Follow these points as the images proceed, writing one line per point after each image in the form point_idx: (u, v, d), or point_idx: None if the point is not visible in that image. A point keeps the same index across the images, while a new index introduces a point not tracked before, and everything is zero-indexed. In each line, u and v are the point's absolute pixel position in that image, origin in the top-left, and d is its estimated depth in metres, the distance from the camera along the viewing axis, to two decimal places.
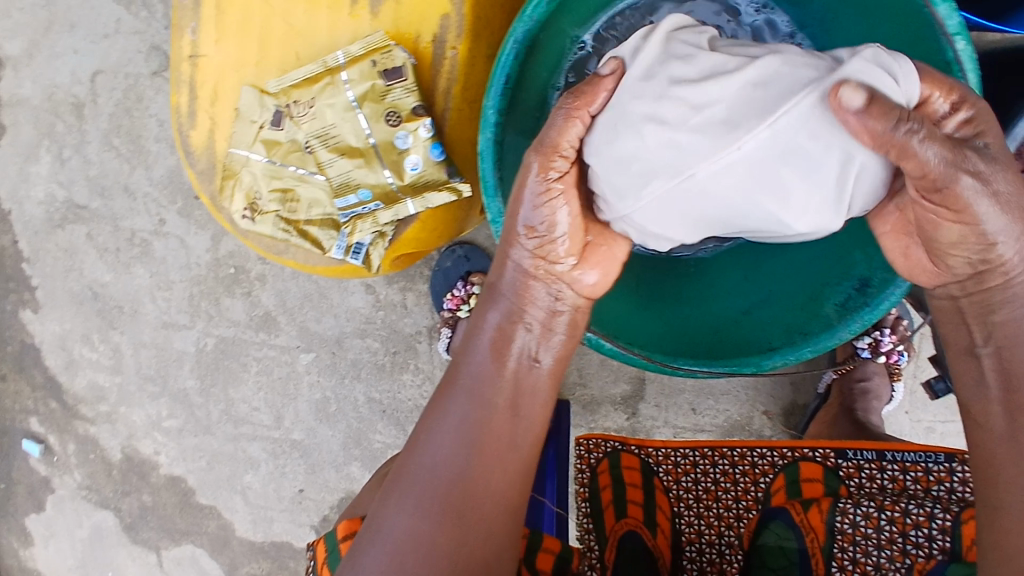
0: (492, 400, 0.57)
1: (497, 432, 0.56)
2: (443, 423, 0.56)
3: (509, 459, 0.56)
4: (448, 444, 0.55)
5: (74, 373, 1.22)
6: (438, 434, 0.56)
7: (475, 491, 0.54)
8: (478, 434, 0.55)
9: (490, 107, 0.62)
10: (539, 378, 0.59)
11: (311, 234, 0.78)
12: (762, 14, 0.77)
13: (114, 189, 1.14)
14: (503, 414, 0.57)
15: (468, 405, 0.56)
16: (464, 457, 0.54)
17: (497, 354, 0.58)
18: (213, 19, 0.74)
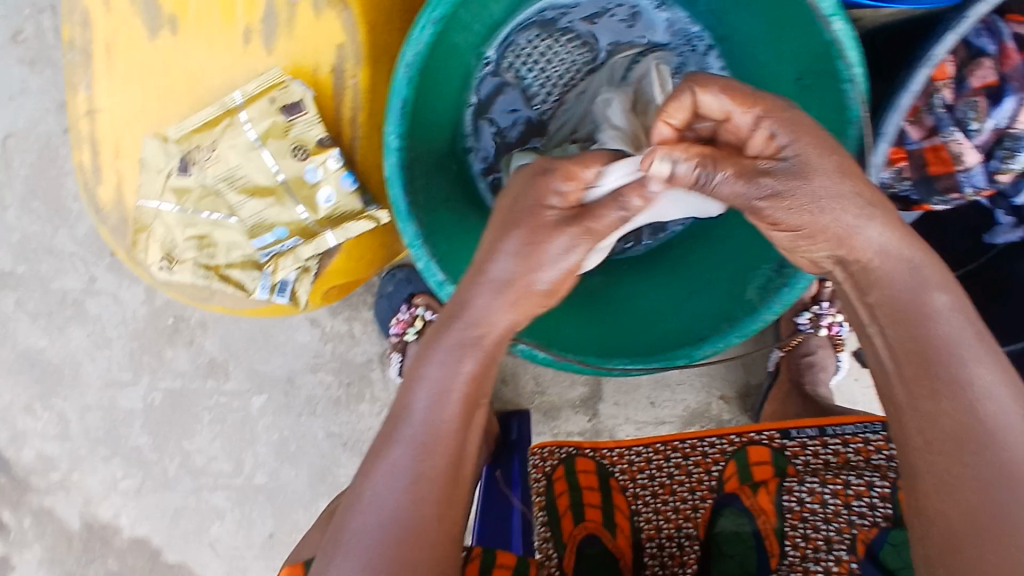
0: (443, 446, 0.50)
1: (449, 482, 0.50)
2: (384, 474, 0.49)
3: (455, 504, 0.51)
4: (395, 500, 0.48)
5: (20, 445, 1.17)
6: (377, 484, 0.49)
7: (424, 555, 0.47)
8: (425, 482, 0.49)
9: (391, 132, 0.62)
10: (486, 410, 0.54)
11: (233, 277, 0.76)
12: (660, 10, 0.81)
13: (38, 252, 1.10)
14: (451, 455, 0.50)
15: (420, 456, 0.49)
16: (412, 507, 0.48)
17: (443, 395, 0.51)
18: (105, 72, 0.73)
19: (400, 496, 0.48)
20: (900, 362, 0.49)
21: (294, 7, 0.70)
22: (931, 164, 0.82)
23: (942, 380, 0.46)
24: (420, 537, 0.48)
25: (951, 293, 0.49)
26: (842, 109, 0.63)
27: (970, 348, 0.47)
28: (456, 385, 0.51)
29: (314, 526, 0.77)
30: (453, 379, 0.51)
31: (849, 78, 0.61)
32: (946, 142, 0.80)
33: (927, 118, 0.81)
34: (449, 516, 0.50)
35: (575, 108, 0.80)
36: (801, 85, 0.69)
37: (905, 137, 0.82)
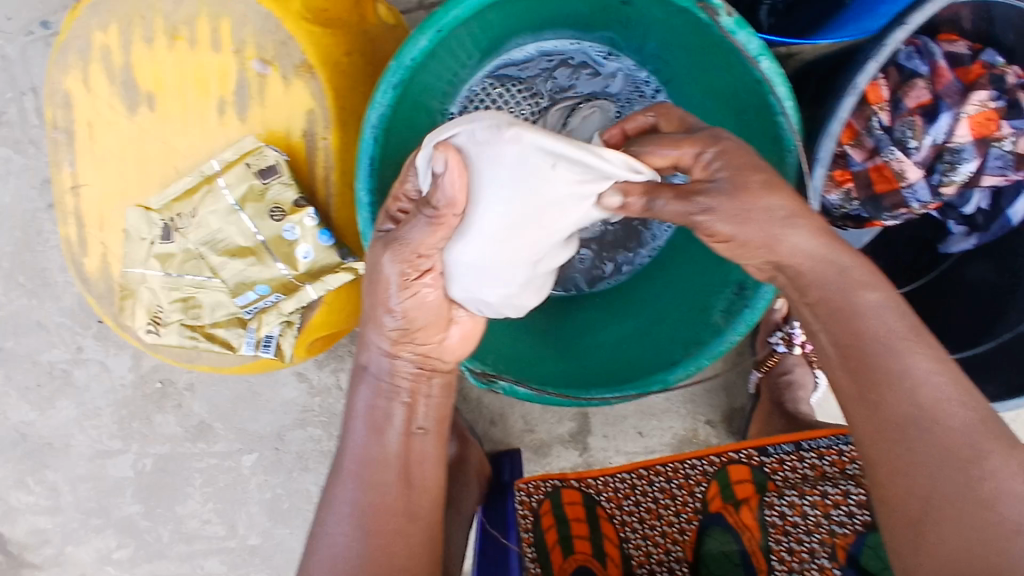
0: (382, 472, 0.62)
1: (389, 504, 0.62)
2: (336, 509, 0.62)
3: (410, 529, 0.62)
4: (347, 523, 0.61)
5: (12, 521, 1.17)
6: (333, 520, 0.62)
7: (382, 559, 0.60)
8: (369, 515, 0.61)
9: (361, 190, 0.67)
10: (424, 443, 0.65)
11: (218, 336, 0.79)
12: (610, 61, 0.87)
13: (25, 327, 1.12)
14: (392, 490, 0.62)
15: (359, 486, 0.62)
16: (359, 536, 0.60)
17: (375, 429, 0.63)
18: (88, 151, 0.77)
19: (350, 527, 0.61)
20: (851, 379, 0.53)
21: (264, 77, 0.74)
22: (876, 183, 0.86)
23: (885, 391, 0.51)
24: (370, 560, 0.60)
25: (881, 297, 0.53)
26: (777, 139, 0.70)
27: (906, 356, 0.51)
28: (389, 429, 0.63)
29: None
30: (380, 430, 0.63)
31: (781, 111, 0.67)
32: (888, 162, 0.84)
33: (866, 140, 0.85)
34: (400, 542, 0.61)
35: None
36: (739, 119, 0.75)
37: (849, 160, 0.86)
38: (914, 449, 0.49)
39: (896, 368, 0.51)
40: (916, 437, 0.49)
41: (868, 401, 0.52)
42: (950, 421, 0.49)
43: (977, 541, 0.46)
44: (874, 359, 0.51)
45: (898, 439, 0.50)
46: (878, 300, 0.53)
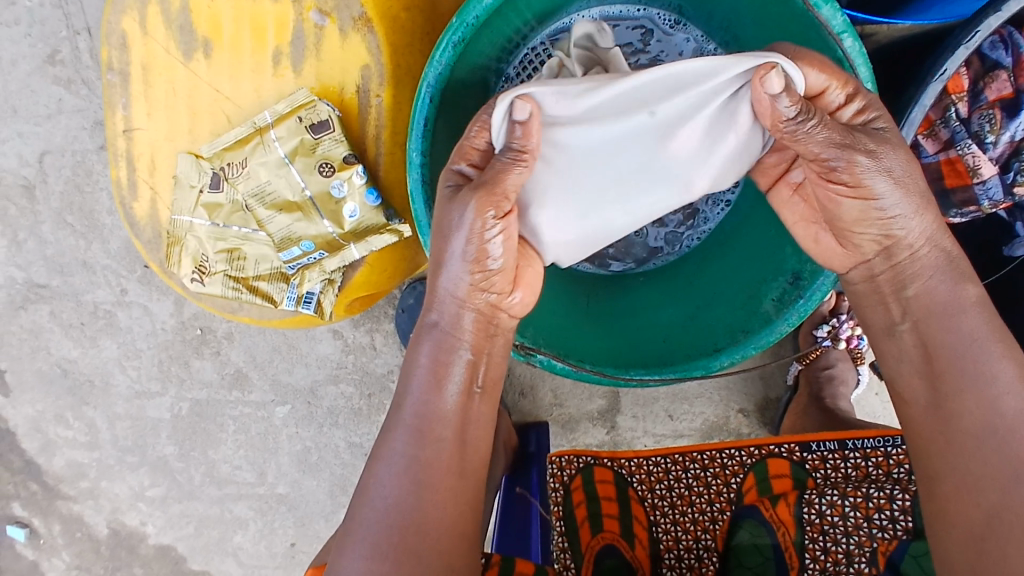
0: (438, 432, 0.57)
1: (441, 465, 0.56)
2: (386, 463, 0.56)
3: (461, 489, 0.57)
4: (397, 484, 0.55)
5: (51, 454, 1.20)
6: (382, 473, 0.56)
7: (427, 529, 0.54)
8: (422, 471, 0.55)
9: (413, 149, 0.65)
10: (481, 406, 0.60)
11: (261, 289, 0.79)
12: (677, 30, 0.83)
13: (72, 266, 1.14)
14: (446, 449, 0.57)
15: (415, 442, 0.56)
16: (411, 493, 0.55)
17: (437, 381, 0.58)
18: (142, 94, 0.76)
19: (400, 481, 0.55)
20: (929, 381, 0.51)
21: (322, 29, 0.73)
22: (947, 177, 0.81)
23: (966, 396, 0.49)
24: (420, 520, 0.54)
25: (959, 298, 0.51)
26: None
27: (991, 362, 0.49)
28: (448, 385, 0.58)
29: None
30: (439, 382, 0.58)
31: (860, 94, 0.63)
32: (962, 155, 0.79)
33: (942, 131, 0.80)
34: (451, 505, 0.56)
35: None
36: None
37: (920, 151, 0.82)
38: (983, 458, 0.48)
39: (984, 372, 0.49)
40: (989, 447, 0.48)
41: (943, 408, 0.50)
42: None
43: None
44: (962, 364, 0.50)
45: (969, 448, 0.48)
46: (967, 300, 0.51)
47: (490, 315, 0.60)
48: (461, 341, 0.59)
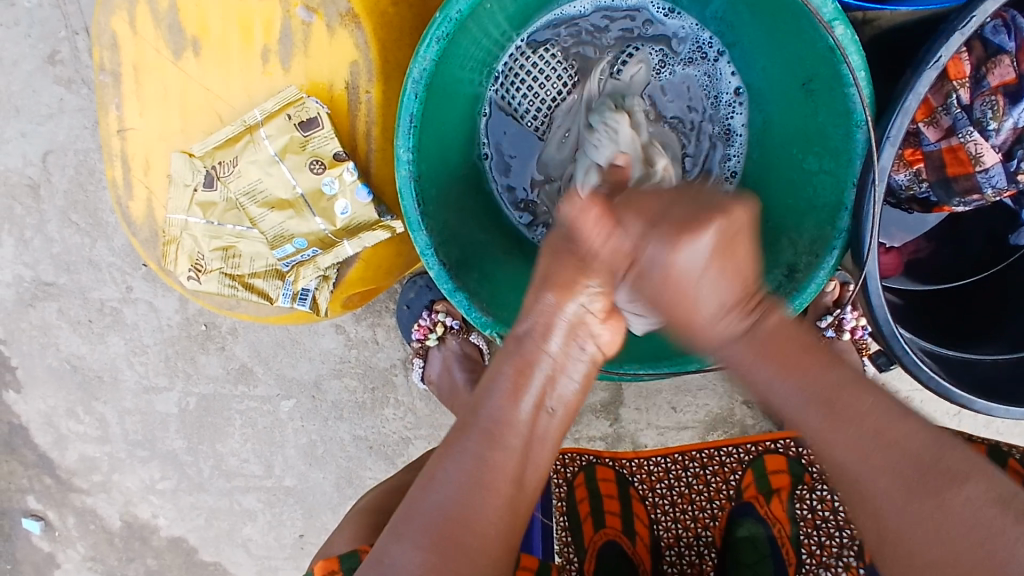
0: (506, 438, 0.57)
1: (502, 467, 0.56)
2: (453, 459, 0.57)
3: (517, 499, 0.57)
4: (457, 481, 0.55)
5: (63, 448, 1.22)
6: (449, 468, 0.56)
7: (474, 525, 0.54)
8: (489, 473, 0.56)
9: (400, 146, 0.65)
10: (550, 424, 0.61)
11: (256, 286, 0.79)
12: (671, 18, 0.82)
13: (78, 263, 1.15)
14: (513, 457, 0.57)
15: (482, 444, 0.57)
16: (477, 493, 0.55)
17: (519, 390, 0.59)
18: (134, 93, 0.77)
19: (465, 479, 0.55)
20: (808, 416, 0.55)
21: (309, 26, 0.72)
22: (949, 165, 0.79)
23: (852, 413, 0.54)
24: (474, 520, 0.54)
25: None
26: (848, 113, 0.65)
27: None
28: (525, 396, 0.59)
29: (347, 522, 0.79)
30: (519, 392, 0.58)
31: (853, 82, 0.62)
32: (964, 143, 0.77)
33: (943, 118, 0.78)
34: (507, 512, 0.57)
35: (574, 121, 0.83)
36: (807, 89, 0.70)
37: (921, 139, 0.80)
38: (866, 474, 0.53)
39: (844, 398, 0.55)
40: (877, 470, 0.53)
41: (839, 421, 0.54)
42: (909, 438, 0.53)
43: (956, 551, 0.50)
44: (836, 392, 0.55)
45: (855, 475, 0.54)
46: None
47: (578, 327, 0.61)
48: (544, 354, 0.60)
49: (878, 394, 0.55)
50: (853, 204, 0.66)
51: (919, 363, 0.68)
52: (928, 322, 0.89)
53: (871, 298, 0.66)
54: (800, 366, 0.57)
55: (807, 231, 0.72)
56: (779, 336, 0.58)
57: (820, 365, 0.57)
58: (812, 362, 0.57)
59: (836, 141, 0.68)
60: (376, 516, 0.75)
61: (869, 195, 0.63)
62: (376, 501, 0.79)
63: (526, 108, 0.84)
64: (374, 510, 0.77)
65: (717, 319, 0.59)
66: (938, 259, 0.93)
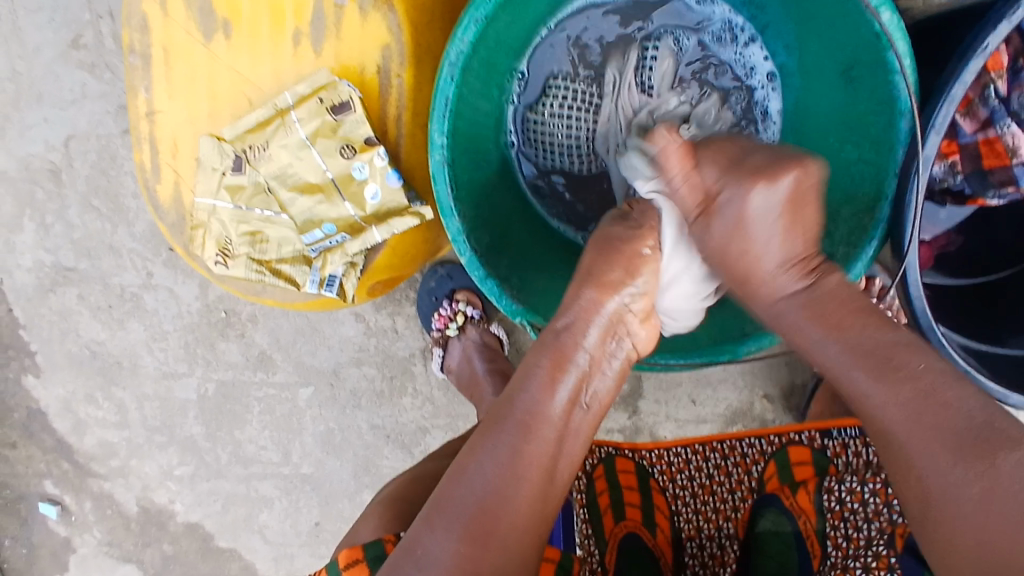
0: (539, 429, 0.56)
1: (533, 457, 0.55)
2: (487, 451, 0.55)
3: (547, 492, 0.56)
4: (490, 470, 0.54)
5: (82, 433, 1.23)
6: (482, 459, 0.54)
7: (504, 514, 0.53)
8: (523, 465, 0.54)
9: (436, 130, 0.64)
10: (582, 419, 0.59)
11: (284, 272, 0.79)
12: (705, 5, 0.80)
13: (99, 249, 1.15)
14: (546, 449, 0.56)
15: (513, 435, 0.55)
16: (507, 485, 0.53)
17: (552, 378, 0.57)
18: (163, 77, 0.76)
19: (499, 471, 0.54)
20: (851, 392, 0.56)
21: (342, 9, 0.71)
22: (985, 157, 0.78)
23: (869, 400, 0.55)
24: (507, 512, 0.53)
25: None
26: (890, 101, 0.64)
27: None
28: (560, 388, 0.57)
29: (369, 511, 0.77)
30: (555, 383, 0.57)
31: (897, 68, 0.61)
32: (1001, 135, 0.76)
33: (980, 110, 0.77)
34: (538, 503, 0.55)
35: (614, 116, 0.80)
36: (848, 76, 0.69)
37: (958, 130, 0.79)
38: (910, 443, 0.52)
39: (901, 361, 0.54)
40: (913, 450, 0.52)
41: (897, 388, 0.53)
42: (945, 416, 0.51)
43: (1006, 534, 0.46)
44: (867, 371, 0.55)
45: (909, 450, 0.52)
46: None
47: (614, 324, 0.61)
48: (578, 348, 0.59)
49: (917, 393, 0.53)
50: (894, 193, 0.66)
51: (957, 356, 0.67)
52: (958, 317, 0.88)
53: (911, 289, 0.65)
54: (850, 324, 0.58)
55: (843, 223, 0.71)
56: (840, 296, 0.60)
57: (872, 326, 0.57)
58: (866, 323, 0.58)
59: (876, 130, 0.67)
60: (399, 501, 0.75)
61: (912, 184, 0.62)
62: (397, 491, 0.78)
63: (553, 109, 0.81)
64: (395, 497, 0.76)
65: (776, 275, 0.62)
66: (969, 254, 0.92)
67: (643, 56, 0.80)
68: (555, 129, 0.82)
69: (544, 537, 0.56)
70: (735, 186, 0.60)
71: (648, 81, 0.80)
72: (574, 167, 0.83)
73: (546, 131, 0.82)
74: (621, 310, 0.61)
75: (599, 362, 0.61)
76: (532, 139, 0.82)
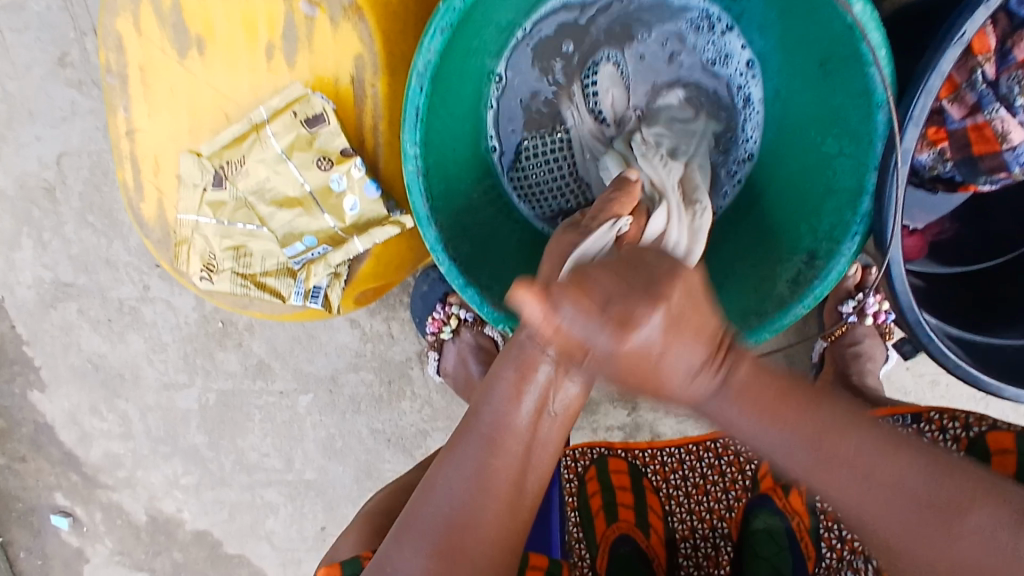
0: (506, 443, 0.55)
1: (501, 472, 0.55)
2: (455, 465, 0.55)
3: (519, 505, 0.57)
4: (459, 487, 0.54)
5: (88, 445, 1.24)
6: (450, 476, 0.55)
7: (472, 530, 0.54)
8: (491, 479, 0.54)
9: (407, 141, 0.64)
10: (552, 427, 0.57)
11: (269, 285, 0.79)
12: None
13: (96, 264, 1.16)
14: (514, 462, 0.55)
15: (480, 451, 0.55)
16: (476, 502, 0.54)
17: (518, 388, 0.54)
18: (141, 94, 0.76)
19: (467, 488, 0.54)
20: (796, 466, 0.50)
21: (313, 20, 0.71)
22: (975, 143, 0.77)
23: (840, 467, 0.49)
24: (477, 526, 0.54)
25: None
26: (868, 94, 0.63)
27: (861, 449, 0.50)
28: (525, 399, 0.54)
29: (353, 524, 0.77)
30: (519, 394, 0.54)
31: (872, 61, 0.60)
32: (990, 120, 0.74)
33: (968, 94, 0.75)
34: (508, 518, 0.56)
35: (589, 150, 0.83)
36: (825, 70, 0.69)
37: (946, 117, 0.77)
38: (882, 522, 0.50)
39: (833, 443, 0.49)
40: (894, 524, 0.49)
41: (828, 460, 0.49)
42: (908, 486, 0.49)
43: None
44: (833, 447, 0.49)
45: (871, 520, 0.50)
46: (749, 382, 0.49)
47: None
48: (545, 355, 0.54)
49: (860, 472, 0.49)
50: (873, 187, 0.65)
51: (946, 351, 0.66)
52: (950, 308, 0.85)
53: (896, 284, 0.63)
54: (782, 411, 0.49)
55: (826, 218, 0.70)
56: (753, 386, 0.49)
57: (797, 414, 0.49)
58: (796, 409, 0.49)
59: (855, 123, 0.66)
60: (382, 518, 0.74)
61: (890, 177, 0.61)
62: (386, 502, 0.78)
63: (526, 144, 0.83)
64: (380, 511, 0.76)
65: (730, 315, 0.63)
66: (962, 243, 0.90)
67: (586, 91, 0.82)
68: (537, 167, 0.83)
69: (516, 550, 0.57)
70: (660, 235, 0.56)
71: (597, 114, 0.82)
72: (569, 203, 0.83)
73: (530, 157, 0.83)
74: None
75: (563, 377, 0.55)
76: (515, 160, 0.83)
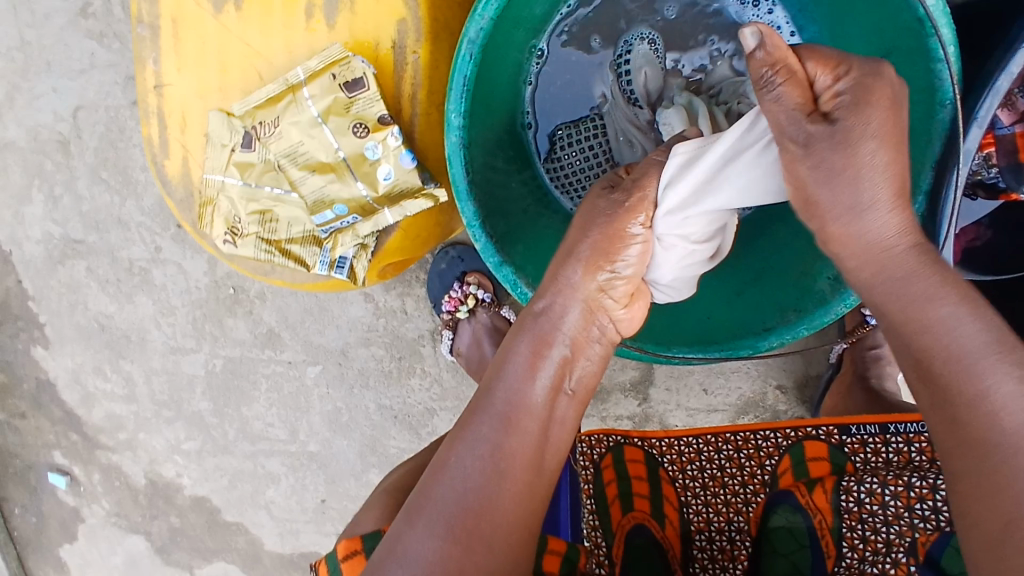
0: (522, 421, 0.55)
1: (517, 451, 0.54)
2: (468, 444, 0.54)
3: (536, 485, 0.55)
4: (474, 465, 0.53)
5: (90, 406, 1.23)
6: (463, 454, 0.54)
7: (489, 512, 0.52)
8: (507, 459, 0.53)
9: (452, 111, 0.62)
10: (569, 407, 0.58)
11: (294, 253, 0.77)
12: None
13: (108, 222, 1.14)
14: (529, 442, 0.55)
15: (495, 429, 0.54)
16: (493, 481, 0.52)
17: (534, 363, 0.56)
18: (172, 47, 0.74)
19: (481, 467, 0.53)
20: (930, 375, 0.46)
21: None
22: (1021, 151, 0.75)
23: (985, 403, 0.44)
24: (493, 510, 0.52)
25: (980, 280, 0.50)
26: (931, 90, 0.61)
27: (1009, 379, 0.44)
28: (541, 374, 0.56)
29: (370, 502, 0.75)
30: (535, 368, 0.56)
31: (942, 57, 0.58)
32: None
33: (1020, 100, 0.74)
34: (525, 498, 0.54)
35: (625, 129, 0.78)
36: (885, 63, 0.67)
37: (995, 121, 0.76)
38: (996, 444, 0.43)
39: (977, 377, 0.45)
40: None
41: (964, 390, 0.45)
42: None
43: None
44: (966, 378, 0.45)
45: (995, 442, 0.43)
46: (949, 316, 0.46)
47: (595, 312, 0.59)
48: (561, 332, 0.58)
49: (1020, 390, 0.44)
50: (928, 186, 0.63)
51: None
52: None
53: None
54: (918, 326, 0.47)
55: None
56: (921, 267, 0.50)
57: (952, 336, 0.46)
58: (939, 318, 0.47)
59: (914, 119, 0.65)
60: (403, 493, 0.73)
61: (950, 177, 0.59)
62: (400, 483, 0.76)
63: (561, 134, 0.82)
64: (400, 488, 0.75)
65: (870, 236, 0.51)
66: (996, 249, 0.87)
67: (619, 72, 0.79)
68: (570, 153, 0.82)
69: (533, 534, 0.55)
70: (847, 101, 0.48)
71: (630, 95, 0.78)
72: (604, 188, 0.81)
73: (567, 143, 0.82)
74: (600, 295, 0.59)
75: (582, 348, 0.59)
76: (555, 141, 0.82)
